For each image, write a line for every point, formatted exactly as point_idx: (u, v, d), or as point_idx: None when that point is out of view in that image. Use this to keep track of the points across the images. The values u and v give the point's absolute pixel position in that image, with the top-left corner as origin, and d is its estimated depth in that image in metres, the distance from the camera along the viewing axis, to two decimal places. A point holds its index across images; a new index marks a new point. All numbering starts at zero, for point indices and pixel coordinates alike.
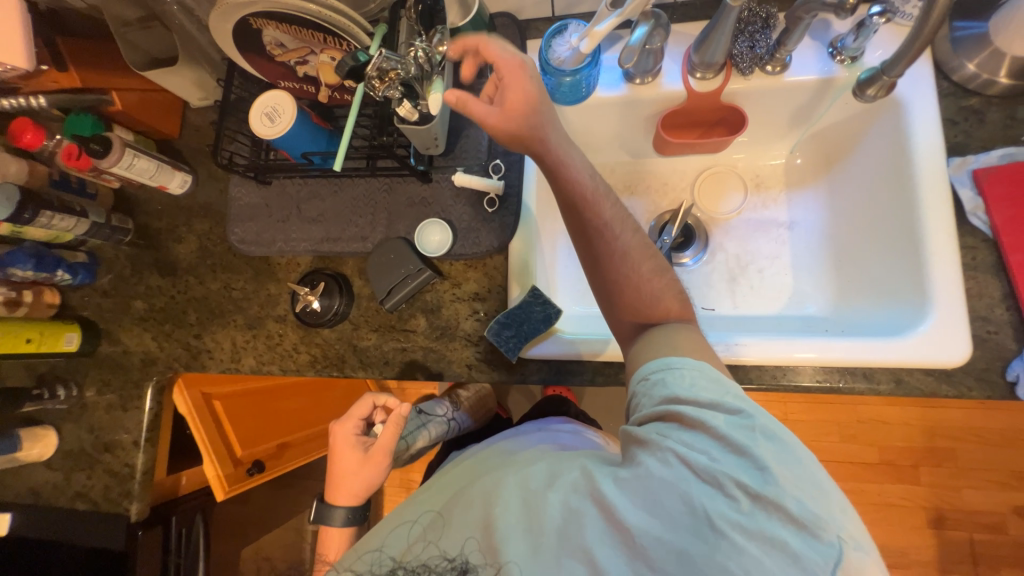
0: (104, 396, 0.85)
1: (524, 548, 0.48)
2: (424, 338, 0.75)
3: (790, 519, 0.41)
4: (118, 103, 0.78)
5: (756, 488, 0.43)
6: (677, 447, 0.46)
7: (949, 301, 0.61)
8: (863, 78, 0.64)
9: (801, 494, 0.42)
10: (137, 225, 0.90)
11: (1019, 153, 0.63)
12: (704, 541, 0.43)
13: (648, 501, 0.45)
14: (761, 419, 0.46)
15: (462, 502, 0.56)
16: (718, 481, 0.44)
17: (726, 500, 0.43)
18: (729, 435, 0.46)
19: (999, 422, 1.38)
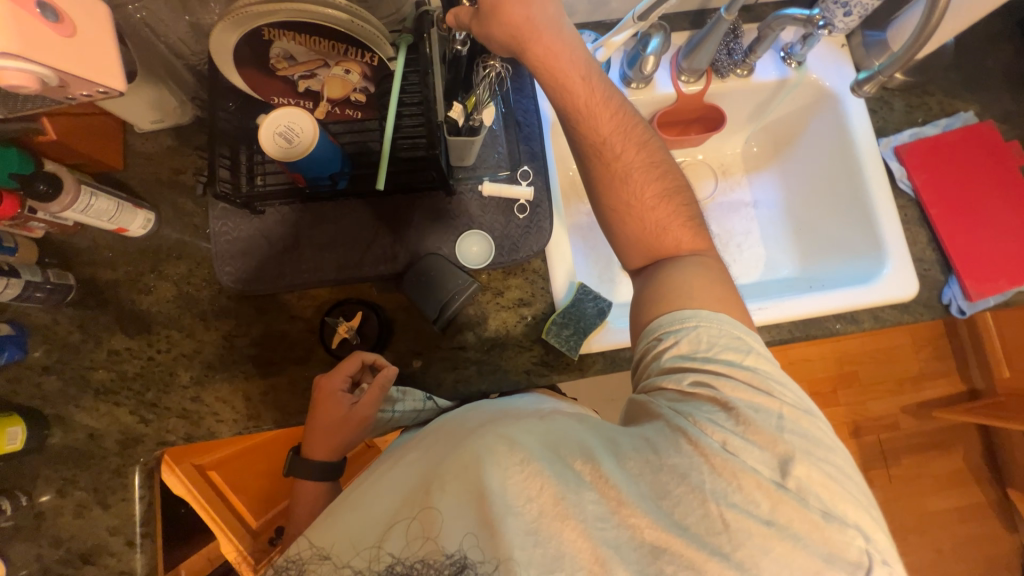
0: (72, 496, 0.68)
1: (527, 537, 0.41)
2: (476, 351, 0.74)
3: (816, 527, 0.42)
4: (51, 132, 0.62)
5: (780, 489, 0.43)
6: (696, 424, 0.47)
7: (899, 250, 0.79)
8: (863, 78, 0.79)
9: (830, 505, 0.43)
10: (79, 279, 0.73)
11: (921, 131, 0.84)
12: (714, 538, 0.42)
13: (655, 489, 0.44)
14: (785, 406, 0.48)
15: (442, 477, 0.46)
16: (739, 474, 0.44)
17: (747, 497, 0.43)
18: (753, 419, 0.47)
19: (888, 341, 1.36)
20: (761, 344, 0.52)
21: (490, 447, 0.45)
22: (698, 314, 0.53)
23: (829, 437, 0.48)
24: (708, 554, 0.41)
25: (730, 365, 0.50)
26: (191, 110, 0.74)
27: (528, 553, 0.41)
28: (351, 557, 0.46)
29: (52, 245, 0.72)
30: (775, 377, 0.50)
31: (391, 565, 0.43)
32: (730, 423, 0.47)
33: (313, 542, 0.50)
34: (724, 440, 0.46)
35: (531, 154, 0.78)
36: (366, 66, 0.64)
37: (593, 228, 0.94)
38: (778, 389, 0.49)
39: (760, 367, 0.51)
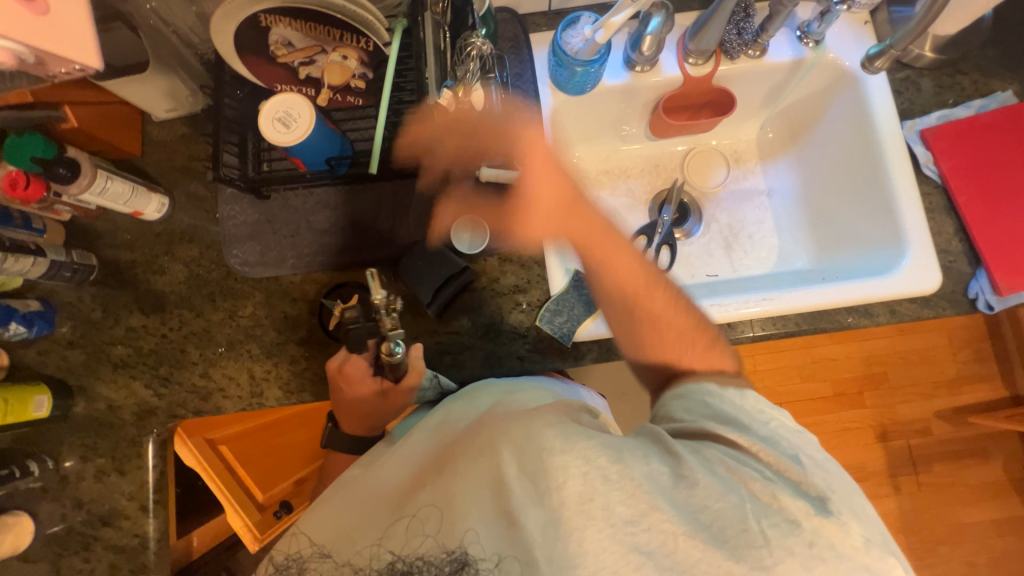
0: (90, 463, 0.73)
1: (544, 531, 0.46)
2: (471, 337, 0.75)
3: (857, 551, 0.44)
4: (72, 119, 0.67)
5: (818, 514, 0.46)
6: (734, 476, 0.49)
7: (921, 241, 0.74)
8: (874, 52, 0.76)
9: (865, 535, 0.45)
10: (101, 260, 0.77)
11: (951, 113, 0.78)
12: (754, 551, 0.44)
13: (694, 503, 0.47)
14: (803, 454, 0.52)
15: (456, 463, 0.54)
16: (775, 496, 0.47)
17: (787, 516, 0.46)
18: (779, 463, 0.50)
19: (915, 343, 1.33)
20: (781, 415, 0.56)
21: (512, 437, 0.52)
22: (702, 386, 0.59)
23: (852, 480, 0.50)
24: (747, 568, 0.43)
25: (748, 425, 0.55)
26: (202, 99, 0.77)
27: (547, 551, 0.45)
28: (352, 556, 0.52)
29: (77, 228, 0.77)
30: (794, 440, 0.53)
31: (390, 562, 0.50)
32: (760, 462, 0.51)
33: (313, 541, 0.56)
34: (746, 476, 0.49)
35: None
36: (362, 51, 0.65)
37: None
38: (796, 441, 0.53)
39: (780, 431, 0.54)
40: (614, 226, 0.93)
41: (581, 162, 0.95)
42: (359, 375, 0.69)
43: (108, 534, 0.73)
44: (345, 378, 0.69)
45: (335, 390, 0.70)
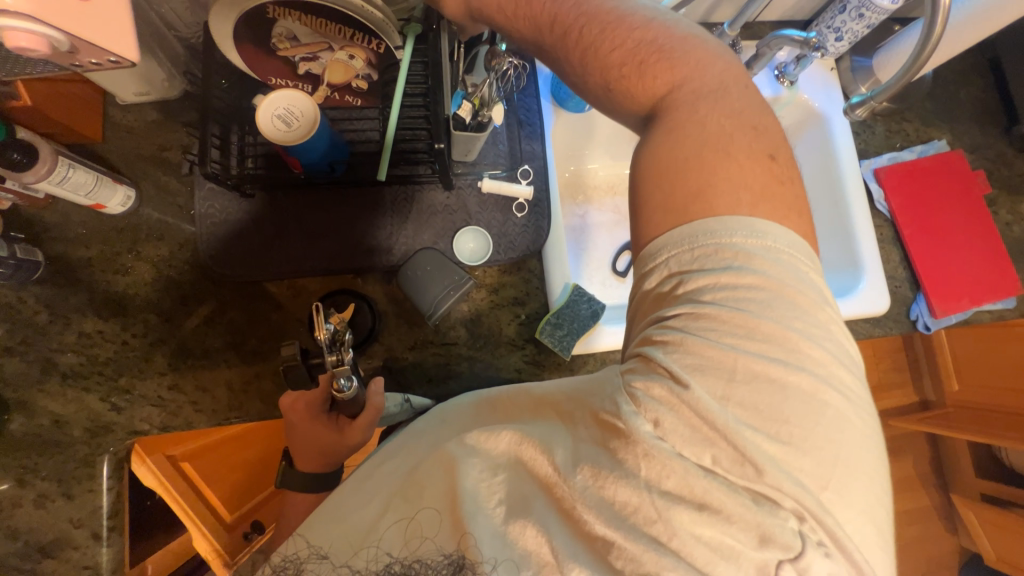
0: (30, 487, 0.64)
1: (496, 539, 0.40)
2: (467, 348, 0.74)
3: (745, 511, 0.35)
4: (24, 96, 0.59)
5: (710, 477, 0.36)
6: (632, 399, 0.39)
7: (875, 269, 0.83)
8: (856, 100, 0.82)
9: (766, 490, 0.36)
10: (48, 256, 0.68)
11: (899, 156, 0.89)
12: (647, 527, 0.36)
13: (592, 470, 0.39)
14: (744, 357, 0.38)
15: (421, 480, 0.46)
16: (665, 462, 0.37)
17: (679, 483, 0.36)
18: (691, 394, 0.37)
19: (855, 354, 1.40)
20: (756, 258, 0.39)
21: (466, 443, 0.46)
22: (668, 240, 0.42)
23: (813, 400, 0.37)
24: (644, 546, 0.36)
25: (687, 300, 0.40)
26: (180, 84, 0.71)
27: (496, 551, 0.39)
28: (351, 556, 0.43)
29: (20, 219, 0.68)
30: (791, 328, 0.38)
31: (389, 565, 0.40)
32: (664, 397, 0.38)
33: (310, 542, 0.47)
34: (657, 420, 0.38)
35: (532, 153, 0.78)
36: (371, 53, 0.63)
37: (586, 231, 0.96)
38: (755, 330, 0.38)
39: (745, 295, 0.39)
40: (602, 241, 0.96)
41: (571, 176, 0.98)
42: (313, 410, 0.61)
43: (50, 567, 0.64)
44: (294, 414, 0.60)
45: (285, 426, 0.61)
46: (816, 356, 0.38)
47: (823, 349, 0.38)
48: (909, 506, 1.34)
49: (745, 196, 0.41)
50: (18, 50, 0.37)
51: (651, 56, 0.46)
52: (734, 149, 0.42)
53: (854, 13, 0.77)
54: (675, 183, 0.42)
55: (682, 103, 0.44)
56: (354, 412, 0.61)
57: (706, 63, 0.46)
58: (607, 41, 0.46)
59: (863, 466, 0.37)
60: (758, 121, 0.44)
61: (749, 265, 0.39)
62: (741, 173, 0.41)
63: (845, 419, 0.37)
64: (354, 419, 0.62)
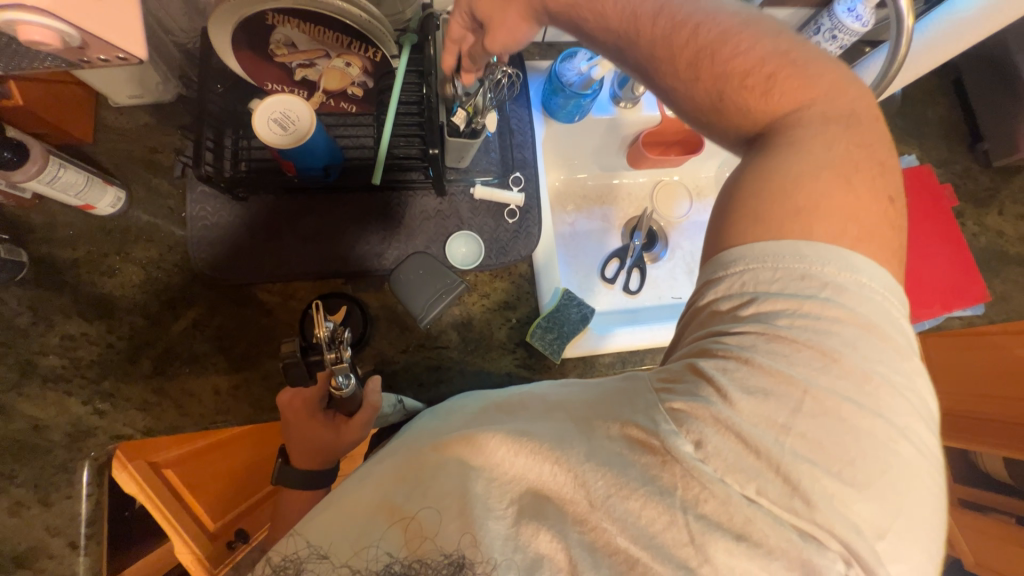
0: (5, 494, 0.62)
1: (507, 543, 0.41)
2: (459, 351, 0.74)
3: (789, 547, 0.36)
4: (17, 96, 0.59)
5: (755, 506, 0.37)
6: (676, 420, 0.40)
7: None
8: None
9: (812, 527, 0.36)
10: (33, 257, 0.67)
11: None
12: (678, 551, 0.37)
13: (615, 482, 0.39)
14: (814, 388, 0.37)
15: (427, 479, 0.46)
16: (708, 484, 0.37)
17: (717, 511, 0.37)
18: (740, 423, 0.38)
19: None
20: (840, 292, 0.39)
21: (480, 451, 0.45)
22: (748, 256, 0.41)
23: (877, 439, 0.36)
24: (673, 569, 0.37)
25: (759, 318, 0.40)
26: (174, 87, 0.72)
27: (508, 557, 0.41)
28: (351, 556, 0.45)
29: (5, 219, 0.67)
30: (874, 368, 0.37)
31: (390, 564, 0.44)
32: (707, 418, 0.39)
33: (310, 541, 0.47)
34: (700, 441, 0.38)
35: (523, 161, 0.80)
36: (367, 60, 0.64)
37: (576, 238, 0.98)
38: (830, 363, 0.38)
39: (824, 324, 0.38)
40: (591, 248, 0.98)
41: (561, 185, 1.00)
42: (311, 407, 0.61)
43: None
44: (290, 412, 0.60)
45: (282, 424, 0.61)
46: (883, 394, 0.37)
47: (902, 397, 0.38)
48: None
49: (852, 229, 0.40)
50: (30, 44, 0.38)
51: (781, 70, 0.43)
52: (855, 178, 0.41)
53: (827, 34, 0.81)
54: (770, 202, 0.41)
55: (808, 124, 0.42)
56: (352, 410, 0.62)
57: (840, 85, 0.44)
58: (731, 51, 0.43)
59: (910, 508, 0.36)
60: (882, 157, 0.42)
61: (836, 297, 0.39)
62: (857, 207, 0.40)
63: (907, 467, 0.37)
64: (350, 416, 0.62)
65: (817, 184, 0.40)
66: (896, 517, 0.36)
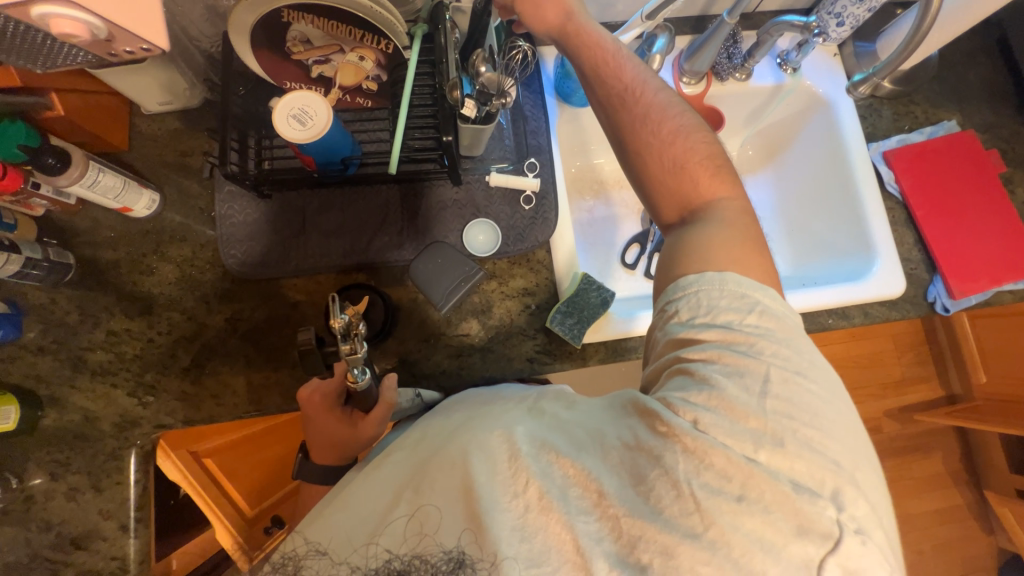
0: (62, 480, 0.67)
1: (514, 533, 0.41)
2: (480, 340, 0.75)
3: (784, 500, 0.38)
4: (58, 107, 0.63)
5: (753, 463, 0.39)
6: (670, 405, 0.44)
7: (888, 250, 0.82)
8: (858, 78, 0.84)
9: (805, 475, 0.39)
10: (79, 260, 0.72)
11: (908, 138, 0.88)
12: (685, 520, 0.39)
13: (630, 475, 0.42)
14: (775, 368, 0.44)
15: (430, 475, 0.47)
16: (709, 451, 0.40)
17: (717, 475, 0.40)
18: (728, 395, 0.43)
19: None
20: (768, 299, 0.48)
21: (479, 440, 0.46)
22: (702, 277, 0.50)
23: (823, 398, 0.43)
24: (680, 538, 0.38)
25: (714, 325, 0.48)
26: (200, 92, 0.75)
27: (514, 548, 0.41)
28: (350, 552, 0.46)
29: (51, 224, 0.72)
30: (810, 355, 0.46)
31: (389, 560, 0.44)
32: (706, 399, 0.43)
33: (308, 537, 0.50)
34: (696, 419, 0.42)
35: (538, 147, 0.80)
36: (380, 53, 0.65)
37: (594, 224, 0.97)
38: (779, 350, 0.45)
39: (764, 326, 0.47)
40: (609, 234, 0.97)
41: (578, 172, 0.99)
42: (330, 401, 0.62)
43: (80, 559, 0.66)
44: (311, 406, 0.61)
45: (301, 420, 0.62)
46: (815, 369, 0.45)
47: (826, 370, 0.46)
48: (936, 505, 1.29)
49: None
50: (60, 36, 0.41)
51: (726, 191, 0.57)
52: None
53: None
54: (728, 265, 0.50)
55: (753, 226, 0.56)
56: (369, 407, 0.63)
57: None
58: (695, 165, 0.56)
59: (858, 446, 0.42)
60: None
61: (770, 311, 0.48)
62: None
63: (856, 430, 0.43)
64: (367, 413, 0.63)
65: (754, 241, 0.53)
66: (858, 454, 0.42)
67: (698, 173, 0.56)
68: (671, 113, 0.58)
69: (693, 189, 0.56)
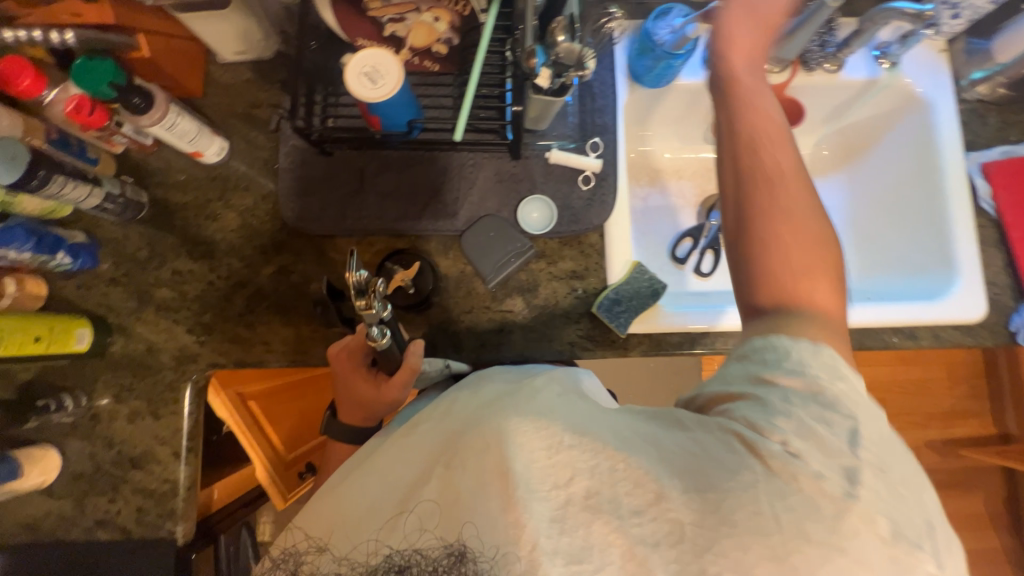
0: (124, 403, 0.72)
1: (553, 526, 0.40)
2: (524, 318, 0.74)
3: (881, 539, 0.37)
4: (144, 49, 0.65)
5: (851, 497, 0.38)
6: (754, 428, 0.42)
7: (972, 270, 0.75)
8: (977, 77, 0.79)
9: (903, 524, 0.38)
10: (151, 199, 0.75)
11: (1015, 149, 0.79)
12: (762, 539, 0.37)
13: (700, 484, 0.41)
14: (869, 422, 0.42)
15: (464, 453, 0.47)
16: (801, 476, 0.39)
17: (805, 500, 0.38)
18: (820, 428, 0.41)
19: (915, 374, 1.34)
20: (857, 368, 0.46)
21: (515, 424, 0.46)
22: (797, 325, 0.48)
23: (913, 467, 0.42)
24: (757, 557, 0.37)
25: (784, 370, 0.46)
26: (273, 45, 0.76)
27: (554, 541, 0.40)
28: (351, 550, 0.46)
29: (128, 163, 0.75)
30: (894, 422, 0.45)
31: (388, 558, 0.44)
32: (796, 426, 0.42)
33: (309, 534, 0.50)
34: (785, 442, 0.41)
35: (603, 126, 0.77)
36: (456, 15, 0.67)
37: (646, 213, 0.93)
38: (871, 410, 0.44)
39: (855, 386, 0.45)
40: (662, 225, 0.93)
41: (636, 157, 0.96)
42: (356, 361, 0.64)
43: (137, 477, 0.71)
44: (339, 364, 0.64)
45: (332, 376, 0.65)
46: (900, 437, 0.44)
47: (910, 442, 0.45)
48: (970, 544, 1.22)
49: None
50: None
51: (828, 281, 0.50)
52: None
53: None
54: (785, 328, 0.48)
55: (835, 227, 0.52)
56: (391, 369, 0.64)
57: None
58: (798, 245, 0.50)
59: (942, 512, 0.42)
60: None
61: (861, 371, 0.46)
62: None
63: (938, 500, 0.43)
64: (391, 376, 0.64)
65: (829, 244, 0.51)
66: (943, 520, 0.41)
67: (800, 255, 0.50)
68: (783, 178, 0.53)
69: (795, 269, 0.50)
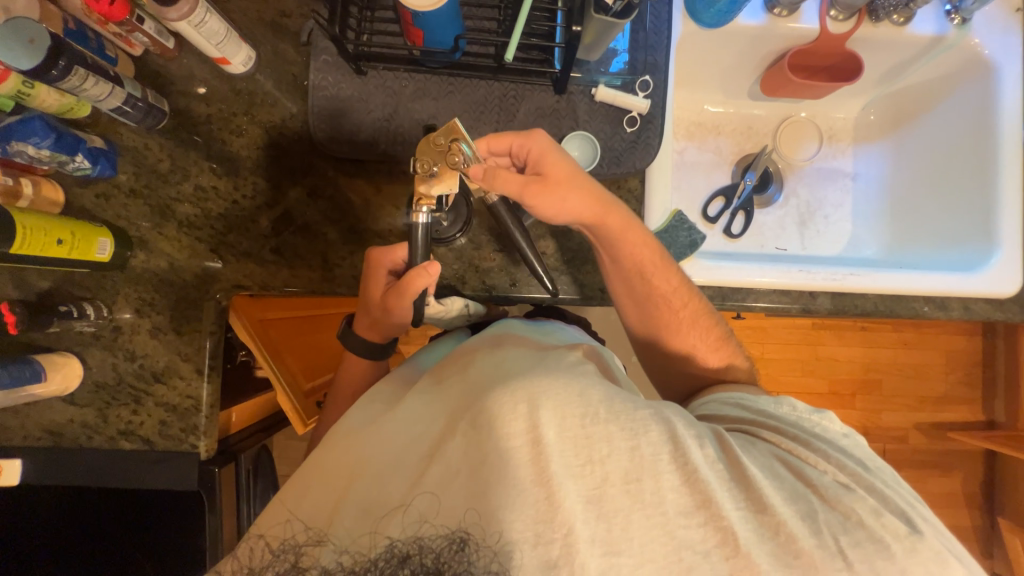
0: (147, 318, 0.71)
1: (590, 514, 0.40)
2: (555, 261, 0.73)
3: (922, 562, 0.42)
4: None
5: (892, 531, 0.43)
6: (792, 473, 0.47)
7: (1013, 243, 0.75)
8: None
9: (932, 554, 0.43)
10: (172, 108, 0.71)
11: None
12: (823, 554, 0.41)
13: (754, 504, 0.43)
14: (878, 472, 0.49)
15: (481, 425, 0.43)
16: (847, 507, 0.44)
17: (854, 528, 0.43)
18: (845, 476, 0.47)
19: (913, 357, 1.36)
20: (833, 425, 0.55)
21: (547, 391, 0.44)
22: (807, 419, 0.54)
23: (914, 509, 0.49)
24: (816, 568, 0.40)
25: (801, 427, 0.53)
26: None
27: (591, 529, 0.40)
28: (352, 541, 0.41)
29: (147, 67, 0.71)
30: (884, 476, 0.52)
31: (390, 546, 0.39)
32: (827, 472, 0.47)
33: (307, 524, 0.44)
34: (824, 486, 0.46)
35: (654, 65, 0.73)
36: None
37: (680, 167, 0.90)
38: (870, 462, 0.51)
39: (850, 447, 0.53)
40: (695, 181, 0.90)
41: (676, 108, 0.91)
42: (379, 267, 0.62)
43: (160, 391, 0.71)
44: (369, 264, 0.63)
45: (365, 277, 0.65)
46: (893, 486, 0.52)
47: None
48: None
49: None
50: None
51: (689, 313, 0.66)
52: None
53: None
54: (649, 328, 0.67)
55: None
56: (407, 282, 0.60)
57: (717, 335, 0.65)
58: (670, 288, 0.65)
59: None
60: None
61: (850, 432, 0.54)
62: None
63: None
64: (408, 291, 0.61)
65: None
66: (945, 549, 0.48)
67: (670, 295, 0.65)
68: None
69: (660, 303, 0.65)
